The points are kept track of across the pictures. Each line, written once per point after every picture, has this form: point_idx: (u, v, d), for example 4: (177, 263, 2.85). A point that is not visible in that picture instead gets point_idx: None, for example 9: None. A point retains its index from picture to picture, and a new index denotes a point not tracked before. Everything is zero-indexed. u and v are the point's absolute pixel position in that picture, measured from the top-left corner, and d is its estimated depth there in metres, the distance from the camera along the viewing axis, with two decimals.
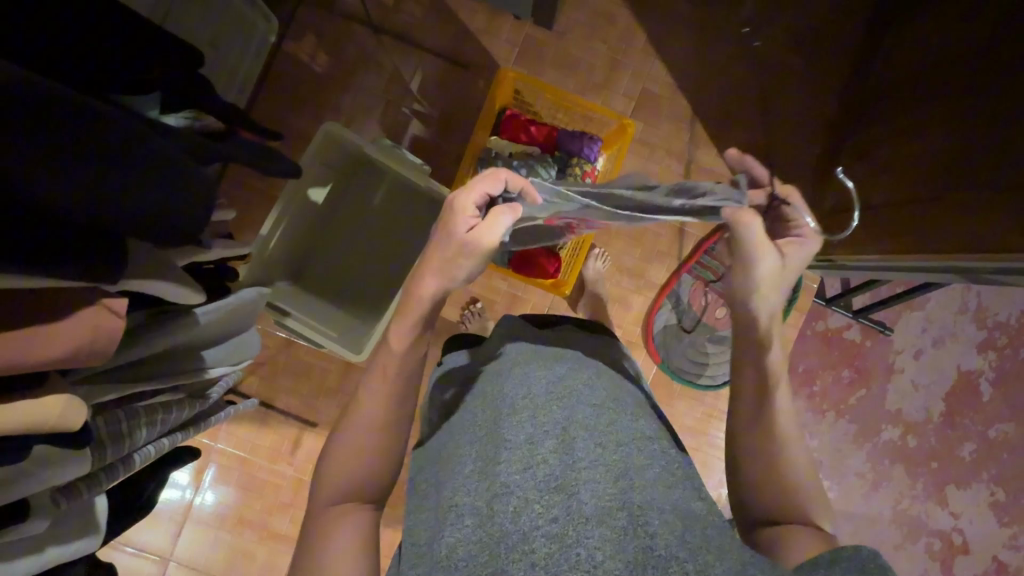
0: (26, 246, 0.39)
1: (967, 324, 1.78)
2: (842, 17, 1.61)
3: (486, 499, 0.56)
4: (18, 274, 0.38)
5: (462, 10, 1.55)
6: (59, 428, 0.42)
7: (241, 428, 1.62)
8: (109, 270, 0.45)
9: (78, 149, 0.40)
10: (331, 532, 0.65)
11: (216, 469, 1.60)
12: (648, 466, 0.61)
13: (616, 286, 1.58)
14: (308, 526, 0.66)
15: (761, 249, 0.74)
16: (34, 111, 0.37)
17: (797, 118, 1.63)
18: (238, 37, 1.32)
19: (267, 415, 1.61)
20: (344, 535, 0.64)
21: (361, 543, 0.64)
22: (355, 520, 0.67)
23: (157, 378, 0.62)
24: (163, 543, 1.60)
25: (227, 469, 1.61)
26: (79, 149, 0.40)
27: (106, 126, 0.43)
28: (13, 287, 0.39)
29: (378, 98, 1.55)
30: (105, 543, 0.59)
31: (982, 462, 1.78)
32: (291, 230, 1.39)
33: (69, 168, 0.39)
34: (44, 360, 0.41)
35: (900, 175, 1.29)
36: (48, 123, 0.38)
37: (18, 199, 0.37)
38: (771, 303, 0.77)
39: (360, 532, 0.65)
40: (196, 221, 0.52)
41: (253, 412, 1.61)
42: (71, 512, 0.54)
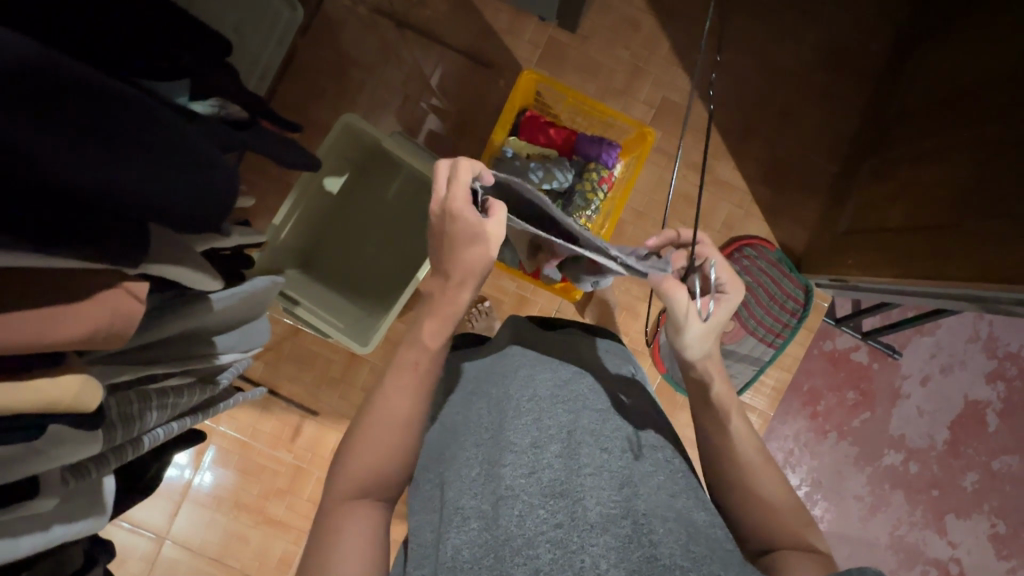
0: (51, 226, 0.39)
1: (977, 352, 1.76)
2: (869, 35, 1.59)
3: (491, 502, 0.56)
4: (43, 253, 0.38)
5: (487, 8, 1.54)
6: (75, 409, 0.42)
7: (243, 412, 1.62)
8: (129, 253, 0.45)
9: (104, 131, 0.40)
10: (345, 526, 0.62)
11: (217, 452, 1.61)
12: (653, 473, 0.61)
13: (625, 293, 1.58)
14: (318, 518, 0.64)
15: (682, 316, 0.74)
16: (66, 92, 0.37)
17: (817, 135, 1.62)
18: (262, 24, 1.32)
19: (270, 401, 1.62)
20: (359, 531, 0.62)
21: (370, 536, 0.63)
22: (370, 515, 0.64)
23: (168, 362, 0.62)
24: (160, 521, 1.61)
25: (227, 452, 1.62)
26: (106, 131, 0.40)
27: (132, 109, 0.43)
28: (34, 266, 0.39)
29: (398, 92, 1.55)
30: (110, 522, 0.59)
31: (984, 493, 1.77)
32: (304, 218, 1.40)
33: (96, 150, 0.39)
34: (65, 341, 0.41)
35: (919, 199, 1.27)
36: (78, 103, 0.38)
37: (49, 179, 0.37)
38: (703, 351, 0.77)
39: (374, 529, 0.63)
40: (216, 207, 0.53)
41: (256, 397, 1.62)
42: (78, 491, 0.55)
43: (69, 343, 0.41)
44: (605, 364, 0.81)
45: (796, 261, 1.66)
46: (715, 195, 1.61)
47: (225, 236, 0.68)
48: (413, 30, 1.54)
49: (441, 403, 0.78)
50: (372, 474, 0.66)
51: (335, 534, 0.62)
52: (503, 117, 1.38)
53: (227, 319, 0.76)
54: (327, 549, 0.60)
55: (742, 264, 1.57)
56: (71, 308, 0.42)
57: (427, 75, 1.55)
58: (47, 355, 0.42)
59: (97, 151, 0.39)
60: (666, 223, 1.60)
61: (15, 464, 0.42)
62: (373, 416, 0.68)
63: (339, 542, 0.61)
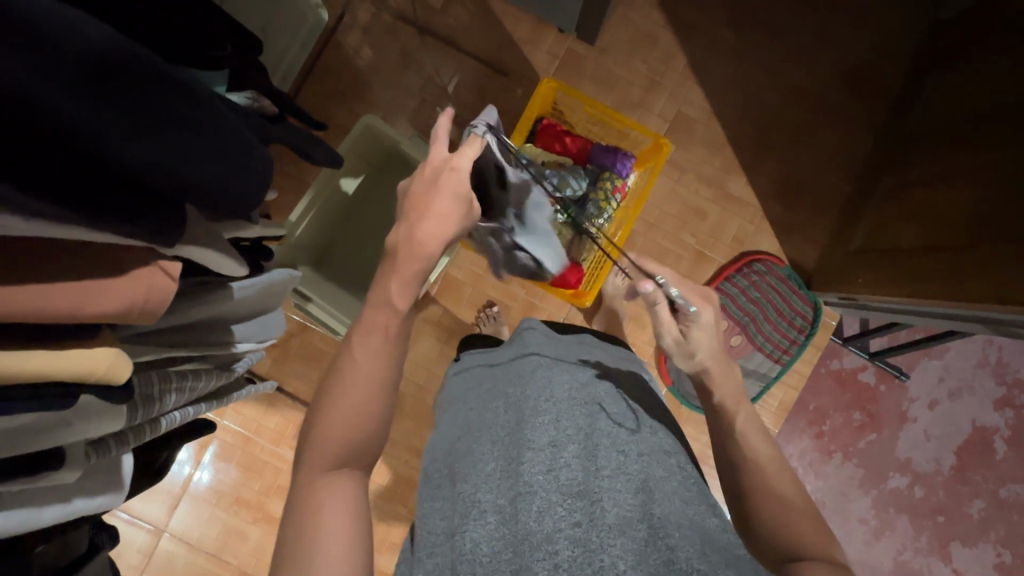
0: (102, 204, 0.41)
1: (985, 378, 1.75)
2: (883, 58, 1.61)
3: (510, 499, 0.57)
4: (92, 226, 0.40)
5: (507, 19, 1.57)
6: (102, 380, 0.43)
7: (248, 408, 1.63)
8: (167, 233, 0.46)
9: (156, 115, 0.42)
10: (319, 504, 0.62)
11: (219, 446, 1.62)
12: (668, 479, 0.61)
13: (634, 304, 1.59)
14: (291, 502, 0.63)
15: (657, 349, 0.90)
16: (129, 76, 0.40)
17: (829, 154, 1.63)
18: (288, 25, 1.35)
19: (275, 397, 1.63)
20: (336, 508, 0.62)
21: (351, 517, 0.62)
22: (346, 494, 0.64)
23: (191, 345, 0.63)
24: (159, 513, 1.61)
25: (230, 446, 1.62)
26: (158, 115, 0.42)
27: (187, 98, 0.46)
28: (83, 239, 0.41)
29: (416, 97, 1.57)
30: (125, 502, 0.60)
31: (990, 521, 1.74)
32: (319, 216, 1.42)
33: (146, 131, 0.41)
34: (99, 312, 0.42)
35: (930, 220, 1.28)
36: (138, 89, 0.41)
37: (104, 157, 0.39)
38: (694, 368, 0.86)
39: (353, 506, 0.63)
40: (251, 197, 0.54)
41: (261, 393, 1.62)
42: (97, 468, 0.55)
43: (105, 315, 0.43)
44: (617, 366, 0.82)
45: (805, 278, 1.66)
46: (726, 209, 1.61)
47: (251, 226, 0.70)
48: (434, 37, 1.57)
49: (455, 401, 0.80)
50: (343, 446, 0.66)
51: (315, 514, 0.61)
52: (520, 124, 1.40)
53: (248, 308, 0.78)
54: (309, 533, 0.60)
55: (751, 280, 1.59)
56: (108, 282, 0.43)
57: (446, 81, 1.57)
58: (84, 326, 0.43)
59: (146, 127, 0.41)
60: (676, 235, 1.61)
61: (44, 434, 0.43)
62: (342, 386, 0.68)
63: (321, 523, 0.61)
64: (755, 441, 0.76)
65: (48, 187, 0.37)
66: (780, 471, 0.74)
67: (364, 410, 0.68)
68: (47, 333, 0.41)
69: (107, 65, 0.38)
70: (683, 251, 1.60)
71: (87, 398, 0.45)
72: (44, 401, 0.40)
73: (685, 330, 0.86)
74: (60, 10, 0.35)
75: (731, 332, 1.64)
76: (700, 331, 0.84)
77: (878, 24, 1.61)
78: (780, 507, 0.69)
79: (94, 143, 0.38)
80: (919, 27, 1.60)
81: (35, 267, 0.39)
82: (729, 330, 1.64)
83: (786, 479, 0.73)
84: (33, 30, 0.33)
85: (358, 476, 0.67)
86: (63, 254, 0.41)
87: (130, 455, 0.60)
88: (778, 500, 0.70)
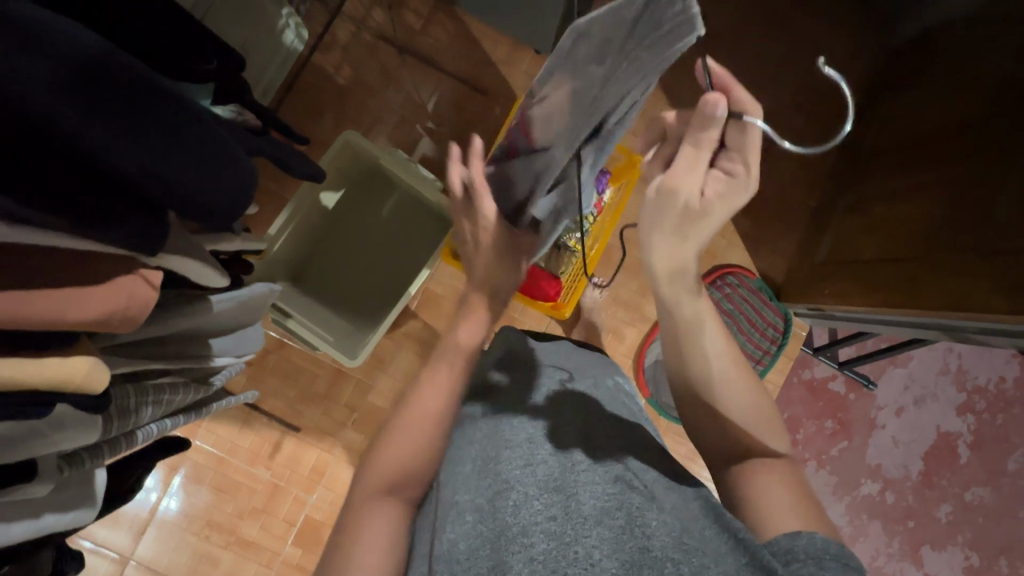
0: (95, 212, 0.42)
1: (947, 385, 1.83)
2: (841, 82, 1.71)
3: (490, 497, 0.58)
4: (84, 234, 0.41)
5: (485, 40, 1.61)
6: (84, 388, 0.43)
7: (221, 427, 1.59)
8: (152, 241, 0.47)
9: (149, 126, 0.44)
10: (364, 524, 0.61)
11: (191, 468, 1.57)
12: (644, 472, 0.63)
13: (612, 316, 1.64)
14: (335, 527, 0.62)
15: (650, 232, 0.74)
16: (122, 87, 0.41)
17: (794, 171, 1.71)
18: (269, 43, 1.36)
19: (251, 415, 1.59)
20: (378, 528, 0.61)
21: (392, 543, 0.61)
22: (388, 501, 0.62)
23: (168, 357, 0.63)
24: (126, 540, 1.55)
25: (202, 467, 1.57)
26: (151, 126, 0.44)
27: (179, 110, 0.47)
28: (73, 247, 0.42)
29: (396, 114, 1.60)
30: (98, 518, 0.59)
31: (957, 524, 1.80)
32: (298, 231, 1.42)
33: (138, 140, 0.43)
34: (82, 320, 0.42)
35: (889, 232, 1.35)
36: (131, 100, 0.42)
37: (96, 165, 0.40)
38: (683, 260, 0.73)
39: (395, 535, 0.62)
40: (238, 210, 0.56)
41: (235, 411, 1.58)
42: (70, 482, 0.54)
43: (84, 321, 0.43)
44: (596, 373, 0.85)
45: (776, 290, 1.72)
46: None
47: (231, 239, 0.70)
48: (414, 56, 1.59)
49: None
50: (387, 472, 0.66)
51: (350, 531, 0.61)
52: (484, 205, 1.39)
53: (227, 320, 0.77)
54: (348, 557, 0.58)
55: (724, 292, 1.63)
56: (91, 289, 0.44)
57: (425, 99, 1.60)
58: (63, 334, 0.43)
59: (136, 133, 0.42)
60: None
61: (22, 443, 0.42)
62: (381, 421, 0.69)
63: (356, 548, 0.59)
64: (717, 366, 0.72)
65: (42, 198, 0.38)
66: (742, 395, 0.72)
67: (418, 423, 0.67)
68: (24, 339, 0.41)
69: (98, 71, 0.40)
70: None
71: (61, 408, 0.44)
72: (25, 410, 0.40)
73: (709, 195, 0.70)
74: (48, 20, 0.37)
75: None
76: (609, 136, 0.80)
77: (836, 50, 1.70)
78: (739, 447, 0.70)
79: (81, 146, 0.38)
80: (872, 53, 1.70)
81: (22, 273, 0.40)
82: None
83: (748, 407, 0.71)
84: (17, 35, 0.35)
85: (392, 489, 0.65)
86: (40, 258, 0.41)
87: (105, 469, 0.59)
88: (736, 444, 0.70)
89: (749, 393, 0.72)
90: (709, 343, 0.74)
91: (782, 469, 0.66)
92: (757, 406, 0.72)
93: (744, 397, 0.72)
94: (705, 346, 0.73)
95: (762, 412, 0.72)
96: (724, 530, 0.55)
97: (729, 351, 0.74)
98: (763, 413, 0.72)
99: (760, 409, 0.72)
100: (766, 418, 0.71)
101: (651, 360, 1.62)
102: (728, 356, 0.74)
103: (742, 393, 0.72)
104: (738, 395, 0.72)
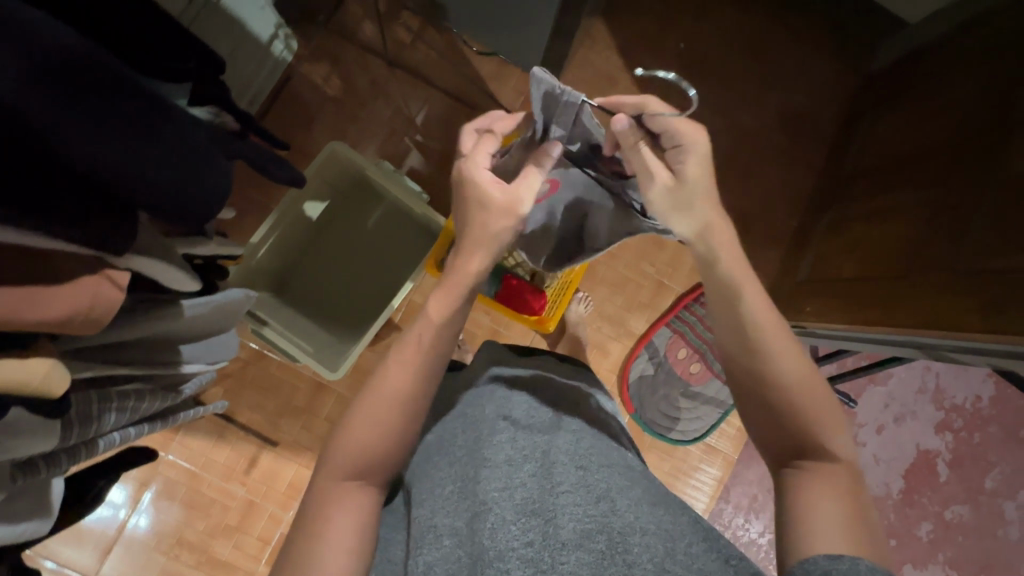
0: (57, 208, 0.40)
1: (926, 403, 1.85)
2: (820, 106, 1.75)
3: (466, 520, 0.58)
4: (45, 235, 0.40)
5: (474, 56, 1.63)
6: (41, 392, 0.41)
7: (196, 441, 1.54)
8: (117, 242, 0.46)
9: (117, 123, 0.43)
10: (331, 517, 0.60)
11: (162, 483, 1.52)
12: (630, 487, 0.62)
13: (596, 331, 1.65)
14: (300, 522, 0.61)
15: (671, 217, 0.79)
16: (90, 82, 0.40)
17: (775, 191, 1.74)
18: (257, 53, 1.36)
19: (227, 429, 1.55)
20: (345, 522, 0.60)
21: (362, 542, 0.60)
22: (357, 507, 0.62)
23: (134, 362, 0.61)
24: (90, 559, 1.48)
25: (174, 482, 1.52)
26: (119, 123, 0.43)
27: (150, 108, 0.46)
28: (31, 246, 0.40)
29: (384, 127, 1.60)
30: (52, 531, 0.56)
31: (938, 543, 1.81)
32: (281, 241, 1.41)
33: (104, 137, 0.42)
34: (40, 321, 0.41)
35: (867, 251, 1.37)
36: (99, 95, 0.41)
37: (56, 160, 0.39)
38: (701, 221, 0.77)
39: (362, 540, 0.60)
40: (207, 213, 0.55)
41: (211, 424, 1.54)
42: (22, 493, 0.52)
43: (43, 323, 0.41)
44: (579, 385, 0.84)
45: None
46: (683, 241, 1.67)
47: (205, 243, 0.68)
48: (403, 71, 1.61)
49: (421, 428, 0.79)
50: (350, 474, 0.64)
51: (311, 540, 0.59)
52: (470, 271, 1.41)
53: (197, 327, 0.75)
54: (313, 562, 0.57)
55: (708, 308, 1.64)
56: (50, 290, 0.42)
57: (413, 113, 1.61)
58: (21, 335, 0.42)
59: (110, 133, 0.42)
60: (636, 265, 1.66)
61: None
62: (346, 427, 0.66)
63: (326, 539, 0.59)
64: (779, 363, 0.68)
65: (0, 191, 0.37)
66: (799, 393, 0.67)
67: (393, 428, 0.66)
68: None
69: (80, 72, 0.39)
70: (644, 281, 1.66)
71: (16, 415, 0.42)
72: None
73: (679, 169, 0.77)
74: (32, 19, 0.37)
75: (690, 359, 1.68)
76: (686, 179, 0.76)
77: (815, 75, 1.75)
78: (793, 447, 0.67)
79: (49, 140, 0.38)
80: (850, 78, 1.75)
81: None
82: (688, 357, 1.68)
83: (804, 408, 0.67)
84: None
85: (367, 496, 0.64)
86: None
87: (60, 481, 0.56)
88: (785, 444, 0.67)
89: (808, 390, 0.67)
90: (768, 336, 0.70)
91: (832, 478, 0.62)
92: (815, 404, 0.67)
93: (799, 394, 0.67)
94: (768, 343, 0.70)
95: (820, 409, 0.67)
96: (714, 550, 0.55)
97: (790, 343, 0.70)
98: (822, 414, 0.66)
99: (816, 408, 0.67)
100: (824, 416, 0.66)
101: (636, 376, 1.66)
102: (789, 349, 0.69)
103: (800, 391, 0.67)
104: (794, 394, 0.67)
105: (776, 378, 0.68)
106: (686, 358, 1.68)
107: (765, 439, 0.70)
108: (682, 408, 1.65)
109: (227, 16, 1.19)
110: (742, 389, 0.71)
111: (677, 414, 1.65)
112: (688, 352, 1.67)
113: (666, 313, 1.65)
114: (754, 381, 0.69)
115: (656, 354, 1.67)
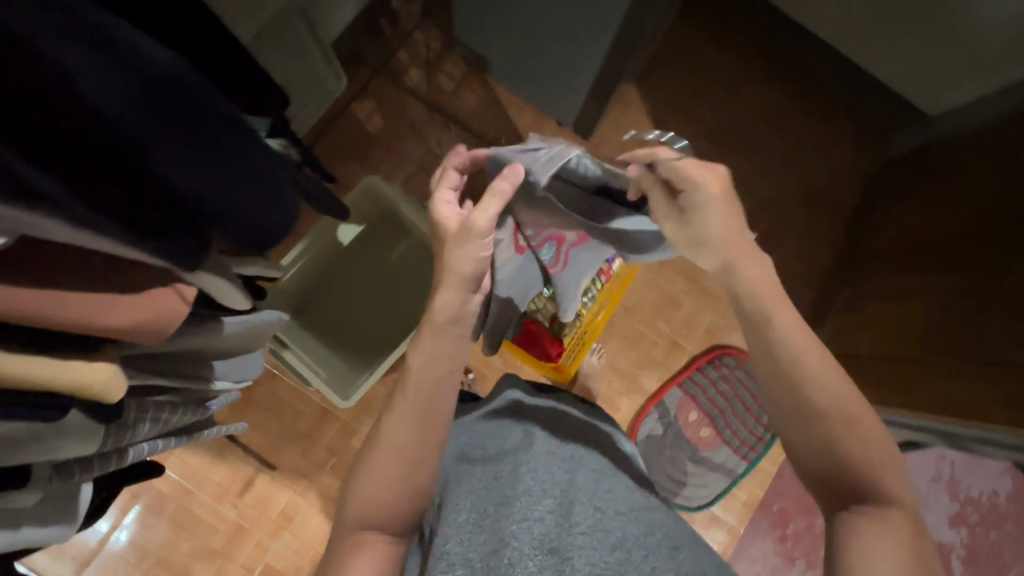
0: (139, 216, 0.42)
1: (939, 491, 1.79)
2: (841, 184, 1.80)
3: (485, 553, 0.62)
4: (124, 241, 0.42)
5: (512, 108, 1.71)
6: (100, 397, 0.43)
7: (194, 457, 1.52)
8: (188, 258, 0.48)
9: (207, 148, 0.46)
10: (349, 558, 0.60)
11: (153, 498, 1.49)
12: (648, 535, 0.66)
13: (607, 384, 1.64)
14: None
15: (694, 252, 0.81)
16: (190, 110, 0.44)
17: (794, 262, 1.76)
18: (309, 88, 1.44)
19: (227, 447, 1.53)
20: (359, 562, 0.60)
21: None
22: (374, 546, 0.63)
23: (174, 375, 0.62)
24: (67, 572, 1.45)
25: (165, 498, 1.50)
26: (208, 148, 0.46)
27: (239, 137, 0.50)
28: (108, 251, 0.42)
29: (418, 166, 1.67)
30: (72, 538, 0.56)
31: None
32: (309, 265, 1.44)
33: (191, 160, 0.45)
34: (115, 327, 0.43)
35: (886, 329, 1.37)
36: (196, 121, 0.45)
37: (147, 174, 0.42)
38: (717, 259, 0.78)
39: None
40: (271, 232, 0.57)
41: (211, 441, 1.53)
42: (54, 495, 0.52)
43: (114, 330, 0.43)
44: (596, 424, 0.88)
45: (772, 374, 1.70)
46: (701, 302, 1.68)
47: (255, 263, 0.70)
48: (443, 115, 1.68)
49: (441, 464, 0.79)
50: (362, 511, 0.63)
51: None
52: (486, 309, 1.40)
53: (232, 342, 0.76)
54: None
55: (722, 372, 1.64)
56: (125, 299, 0.44)
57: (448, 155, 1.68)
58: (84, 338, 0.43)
59: (179, 143, 0.43)
60: (652, 321, 1.67)
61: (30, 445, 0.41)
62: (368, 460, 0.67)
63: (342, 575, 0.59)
64: (812, 387, 0.65)
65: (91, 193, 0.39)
66: (844, 420, 0.63)
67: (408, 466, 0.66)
68: (54, 341, 0.41)
69: (180, 98, 0.43)
70: (659, 338, 1.67)
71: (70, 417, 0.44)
72: (38, 411, 0.39)
73: (688, 207, 0.79)
74: (130, 37, 0.39)
75: (700, 423, 1.67)
76: (701, 215, 0.78)
77: (838, 154, 1.81)
78: (844, 491, 0.61)
79: (138, 152, 0.40)
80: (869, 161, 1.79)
81: (61, 271, 0.40)
82: (697, 420, 1.67)
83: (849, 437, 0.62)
84: (115, 53, 0.37)
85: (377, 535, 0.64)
86: (89, 255, 0.42)
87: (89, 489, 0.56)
88: (844, 484, 0.61)
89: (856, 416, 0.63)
90: (801, 361, 0.67)
91: (897, 527, 0.56)
92: (859, 431, 0.63)
93: (844, 422, 0.63)
94: (801, 365, 0.66)
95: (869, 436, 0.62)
96: None
97: (829, 364, 0.67)
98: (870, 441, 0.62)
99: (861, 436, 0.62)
100: (871, 442, 0.62)
101: (644, 436, 1.64)
102: (826, 372, 0.66)
103: (844, 417, 0.63)
104: (832, 421, 0.63)
105: (811, 407, 0.65)
106: (696, 422, 1.66)
107: (811, 476, 0.65)
108: (688, 472, 1.63)
109: (287, 54, 1.27)
110: (784, 418, 0.67)
111: (683, 477, 1.64)
112: (698, 415, 1.66)
113: (679, 374, 1.64)
114: (798, 401, 0.66)
115: (666, 414, 1.65)
